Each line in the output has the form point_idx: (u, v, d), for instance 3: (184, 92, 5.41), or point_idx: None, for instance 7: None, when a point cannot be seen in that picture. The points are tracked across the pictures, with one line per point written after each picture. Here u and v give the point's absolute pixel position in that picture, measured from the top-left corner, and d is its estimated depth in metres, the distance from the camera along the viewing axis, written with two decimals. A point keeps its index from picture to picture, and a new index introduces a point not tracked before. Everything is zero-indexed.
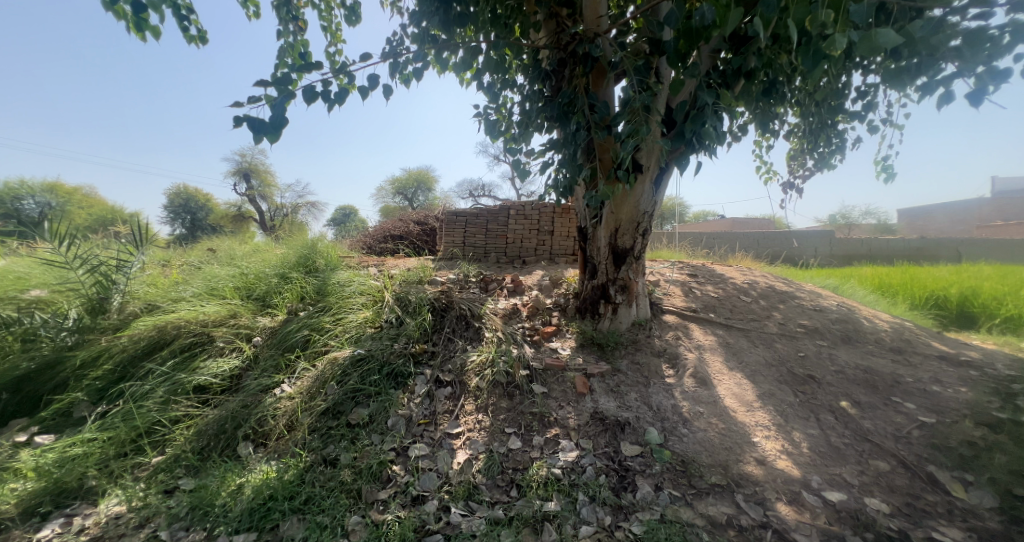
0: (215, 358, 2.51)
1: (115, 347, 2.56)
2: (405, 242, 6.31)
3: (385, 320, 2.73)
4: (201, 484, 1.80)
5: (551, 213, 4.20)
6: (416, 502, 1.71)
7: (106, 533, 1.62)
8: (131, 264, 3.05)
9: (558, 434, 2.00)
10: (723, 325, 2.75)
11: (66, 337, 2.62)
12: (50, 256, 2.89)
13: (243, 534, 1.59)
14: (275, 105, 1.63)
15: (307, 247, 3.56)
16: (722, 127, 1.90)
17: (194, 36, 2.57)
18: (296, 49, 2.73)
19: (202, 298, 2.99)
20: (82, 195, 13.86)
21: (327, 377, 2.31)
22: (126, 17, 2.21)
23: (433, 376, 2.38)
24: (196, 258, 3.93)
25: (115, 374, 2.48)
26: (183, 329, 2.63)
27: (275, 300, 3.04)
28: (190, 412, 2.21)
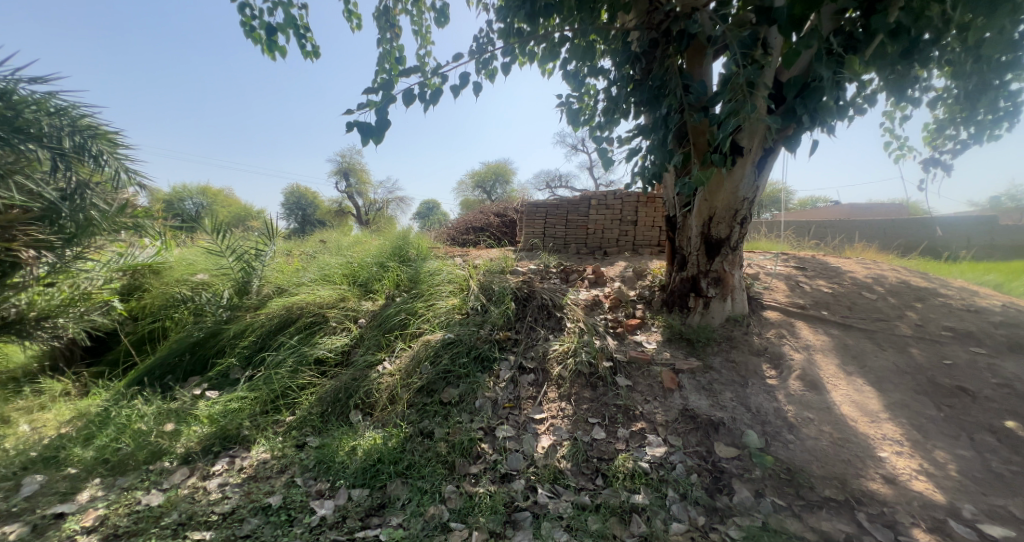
0: (330, 335, 2.89)
1: (256, 322, 3.05)
2: (487, 234, 6.53)
3: (471, 306, 2.88)
4: (325, 442, 2.09)
5: (634, 202, 4.05)
6: (504, 479, 1.81)
7: (258, 473, 1.95)
8: (266, 253, 3.61)
9: (645, 429, 1.96)
10: (839, 325, 2.44)
11: (223, 312, 3.20)
12: (209, 246, 3.53)
13: (359, 488, 1.82)
14: (379, 110, 1.80)
15: (400, 240, 3.86)
16: (846, 99, 1.67)
17: (310, 52, 2.91)
18: (393, 54, 2.95)
19: (318, 283, 3.44)
20: (222, 195, 16.56)
21: (422, 357, 2.52)
22: (262, 42, 2.59)
23: (516, 363, 2.47)
24: (311, 248, 4.50)
25: (257, 344, 2.96)
26: (305, 309, 3.06)
27: (375, 286, 3.39)
28: (313, 381, 2.57)
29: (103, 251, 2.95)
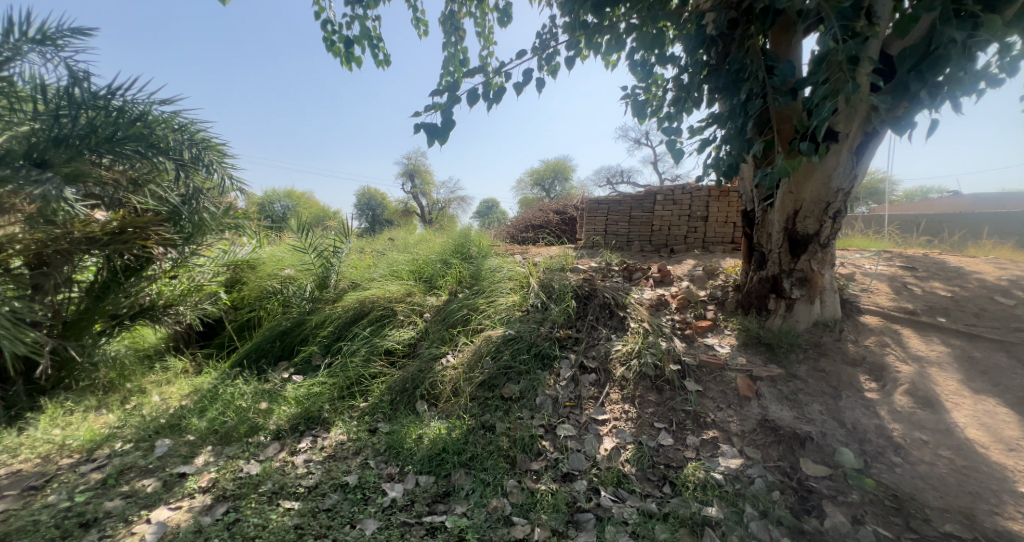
0: (398, 328, 3.05)
1: (333, 314, 3.31)
2: (546, 231, 6.51)
3: (531, 304, 2.88)
4: (394, 429, 2.21)
5: (705, 197, 3.80)
6: (566, 478, 1.79)
7: (336, 453, 2.11)
8: (342, 251, 3.90)
9: (718, 438, 1.83)
10: (960, 334, 2.10)
11: (306, 304, 3.52)
12: (295, 244, 3.88)
13: (425, 475, 1.90)
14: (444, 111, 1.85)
15: (463, 237, 3.97)
16: (978, 70, 1.41)
17: (382, 60, 3.08)
18: (457, 57, 3.03)
19: (387, 279, 3.64)
20: (305, 198, 18.21)
21: (483, 352, 2.57)
22: (341, 54, 2.78)
23: (577, 362, 2.43)
24: (380, 246, 4.79)
25: (334, 335, 3.21)
26: (376, 303, 3.26)
27: (439, 282, 3.52)
28: (383, 371, 2.73)
29: (212, 248, 3.35)
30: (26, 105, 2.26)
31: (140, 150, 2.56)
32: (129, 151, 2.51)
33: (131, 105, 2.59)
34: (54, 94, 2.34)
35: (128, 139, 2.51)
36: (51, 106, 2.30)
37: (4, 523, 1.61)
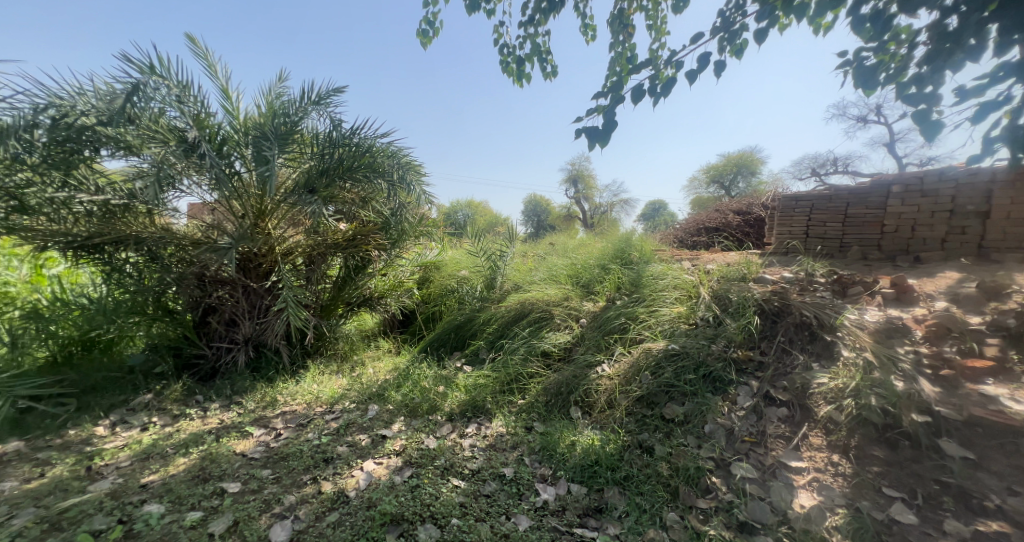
0: (555, 331, 3.12)
1: (498, 313, 3.59)
2: (723, 235, 5.73)
3: (701, 317, 2.55)
4: (548, 431, 2.25)
5: (978, 184, 2.70)
6: (742, 529, 1.49)
7: (497, 443, 2.26)
8: (506, 255, 4.18)
9: (1003, 533, 1.25)
10: None
11: (477, 302, 3.94)
12: (470, 248, 4.39)
13: (577, 484, 1.86)
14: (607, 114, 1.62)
15: (623, 242, 3.82)
16: None
17: (550, 73, 3.19)
18: (624, 55, 2.91)
19: (547, 282, 3.76)
20: (482, 207, 20.64)
21: (642, 366, 2.38)
22: (513, 73, 3.00)
23: (760, 391, 2.02)
24: (542, 250, 5.01)
25: (497, 332, 3.48)
26: (535, 305, 3.41)
27: (597, 288, 3.46)
28: (539, 372, 2.83)
29: (411, 252, 4.04)
30: (308, 149, 3.16)
31: (368, 175, 3.29)
32: (360, 177, 3.25)
33: (364, 140, 3.31)
34: (323, 138, 3.18)
35: (360, 168, 3.25)
36: (320, 149, 3.14)
37: (284, 447, 2.27)
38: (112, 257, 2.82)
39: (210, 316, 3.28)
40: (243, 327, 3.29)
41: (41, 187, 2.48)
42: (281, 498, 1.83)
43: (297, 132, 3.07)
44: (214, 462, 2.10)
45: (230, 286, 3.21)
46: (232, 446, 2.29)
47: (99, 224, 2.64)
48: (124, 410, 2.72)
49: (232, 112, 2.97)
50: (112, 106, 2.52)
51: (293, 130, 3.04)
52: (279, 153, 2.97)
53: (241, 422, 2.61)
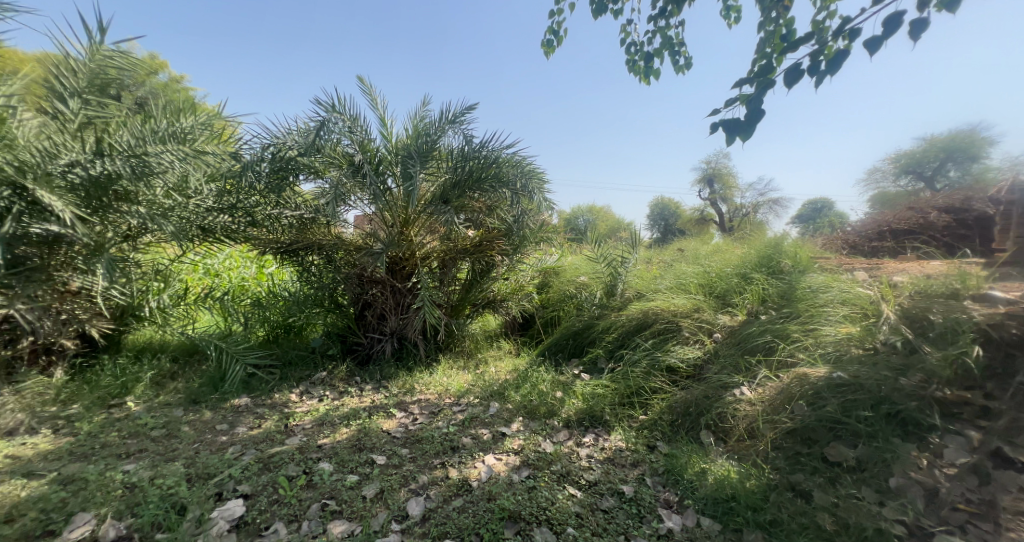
0: (682, 345, 2.86)
1: (618, 322, 3.45)
2: (920, 239, 4.53)
3: (883, 341, 1.99)
4: (674, 453, 2.07)
5: None
6: None
7: (616, 457, 2.17)
8: (629, 261, 4.00)
9: None
10: None
11: (596, 309, 3.85)
12: (589, 253, 4.31)
13: (709, 519, 1.66)
14: (751, 102, 1.35)
15: (770, 249, 3.33)
16: None
17: (683, 65, 2.95)
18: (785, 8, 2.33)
19: (673, 291, 3.48)
20: (605, 212, 20.20)
21: (795, 394, 2.01)
22: (641, 72, 2.86)
23: (981, 446, 1.53)
24: (669, 257, 4.65)
25: (618, 341, 3.34)
26: (658, 315, 3.19)
27: (735, 300, 3.07)
28: (664, 388, 2.64)
29: (533, 258, 4.15)
30: (444, 163, 3.51)
31: (494, 185, 3.53)
32: (488, 187, 3.51)
33: (492, 152, 3.54)
34: (456, 153, 3.50)
35: (487, 178, 3.51)
36: (453, 163, 3.47)
37: (420, 431, 2.54)
38: (303, 260, 3.54)
39: (366, 310, 3.83)
40: (390, 321, 3.80)
41: (261, 204, 3.25)
42: (416, 476, 2.05)
43: (435, 149, 3.44)
44: (367, 436, 2.48)
45: (382, 286, 3.71)
46: (380, 424, 2.66)
47: (296, 233, 3.41)
48: (308, 382, 3.43)
49: (387, 137, 3.48)
50: (307, 140, 3.15)
51: (432, 149, 3.43)
52: (421, 169, 3.36)
53: (386, 404, 3.01)
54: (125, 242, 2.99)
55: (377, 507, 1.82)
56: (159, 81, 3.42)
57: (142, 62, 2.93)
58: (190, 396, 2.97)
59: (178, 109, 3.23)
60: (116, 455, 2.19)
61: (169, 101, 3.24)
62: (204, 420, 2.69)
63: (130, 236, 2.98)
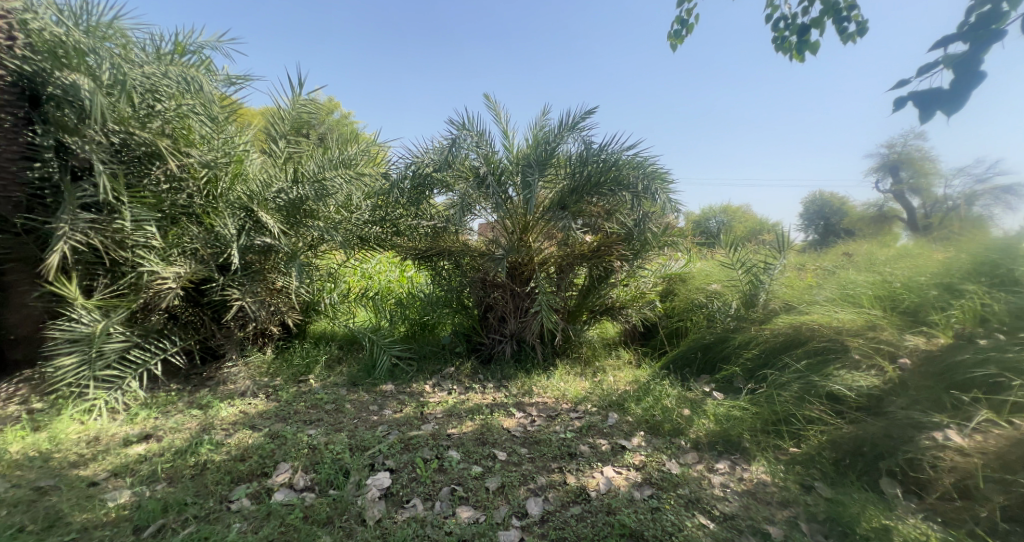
0: (850, 370, 2.35)
1: (760, 337, 3.06)
2: None
3: None
4: (840, 500, 1.73)
5: None
6: None
7: (758, 492, 1.90)
8: (775, 267, 3.44)
9: None
10: None
11: (731, 321, 3.46)
12: (724, 259, 3.74)
13: None
14: (963, 62, 1.03)
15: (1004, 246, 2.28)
16: None
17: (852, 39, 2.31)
18: None
19: (835, 304, 2.87)
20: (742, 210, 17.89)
21: None
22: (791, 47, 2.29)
23: None
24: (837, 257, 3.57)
25: (760, 359, 2.99)
26: (815, 333, 2.70)
27: (934, 318, 2.37)
28: (824, 417, 2.21)
29: (655, 263, 3.90)
30: (562, 170, 3.55)
31: (613, 188, 3.46)
32: (607, 191, 3.46)
33: (611, 155, 3.46)
34: (574, 158, 3.51)
35: (607, 182, 3.45)
36: (572, 168, 3.49)
37: (538, 433, 2.60)
38: (436, 265, 3.92)
39: (489, 313, 4.06)
40: (510, 324, 3.98)
41: (403, 216, 3.74)
42: (535, 476, 2.11)
43: (554, 157, 3.51)
44: (490, 431, 2.63)
45: (502, 290, 3.91)
46: (501, 421, 2.81)
47: (431, 241, 3.76)
48: (439, 376, 3.80)
49: (509, 149, 3.68)
50: (441, 156, 3.50)
51: (551, 157, 3.50)
52: (540, 178, 3.46)
53: (507, 403, 3.16)
54: (309, 250, 3.66)
55: (499, 500, 1.92)
56: (334, 118, 4.21)
57: (321, 104, 3.84)
58: (351, 379, 3.57)
59: (345, 140, 3.95)
60: (303, 421, 2.75)
61: (341, 134, 4.03)
62: (361, 400, 3.20)
63: (313, 245, 3.67)
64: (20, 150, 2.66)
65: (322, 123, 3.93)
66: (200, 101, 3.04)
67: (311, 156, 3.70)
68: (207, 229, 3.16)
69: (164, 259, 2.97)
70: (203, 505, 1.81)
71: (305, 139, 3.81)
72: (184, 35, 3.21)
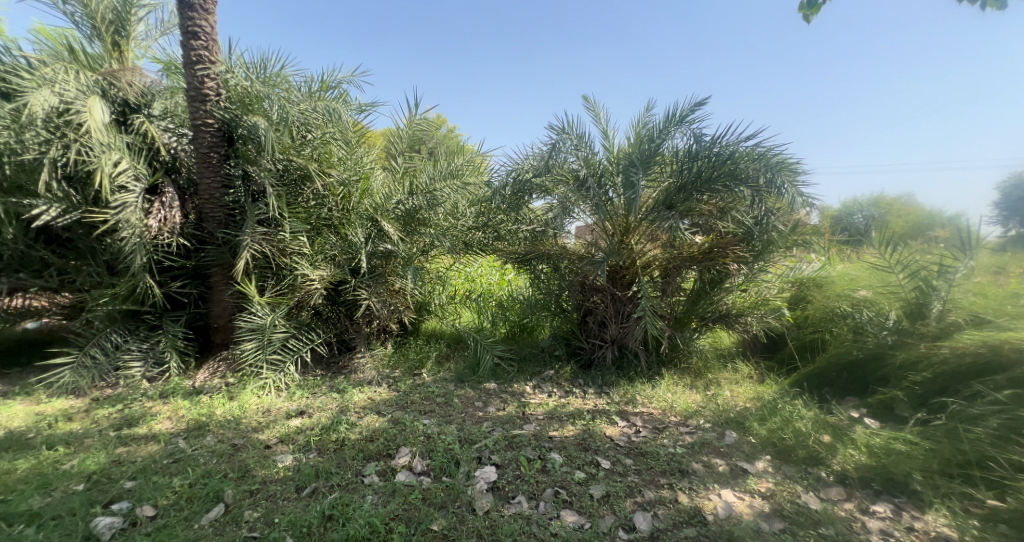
0: None
1: (935, 356, 2.44)
2: None
3: None
4: None
5: None
6: None
7: None
8: (956, 270, 2.61)
9: None
10: None
11: (887, 335, 2.82)
12: (876, 261, 2.99)
13: None
14: None
15: None
16: None
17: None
18: None
19: None
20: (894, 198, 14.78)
21: None
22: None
23: None
24: None
25: (936, 384, 2.38)
26: None
27: None
28: None
29: (781, 265, 3.45)
30: (668, 167, 3.33)
31: (728, 184, 3.17)
32: (720, 187, 3.18)
33: (726, 147, 3.15)
34: (682, 154, 3.26)
35: (720, 177, 3.17)
36: (679, 164, 3.26)
37: (644, 444, 2.48)
38: (535, 269, 3.96)
39: (588, 317, 4.00)
40: (611, 329, 3.87)
41: (504, 221, 3.82)
42: (642, 490, 2.01)
43: (659, 154, 3.30)
44: (593, 437, 2.59)
45: (603, 294, 3.83)
46: (603, 428, 2.75)
47: (531, 244, 3.81)
48: (540, 378, 3.86)
49: (609, 149, 3.58)
50: (542, 162, 3.54)
51: (656, 154, 3.30)
52: (645, 177, 3.31)
53: (609, 410, 3.08)
54: (422, 255, 3.99)
55: (604, 509, 1.88)
56: (442, 132, 4.55)
57: (429, 119, 4.20)
58: (458, 376, 3.83)
59: (452, 152, 4.25)
60: (419, 411, 3.04)
61: (448, 147, 4.34)
62: (468, 396, 3.41)
63: (424, 250, 4.01)
64: (221, 177, 3.39)
65: (432, 138, 4.28)
66: (339, 128, 3.59)
67: (424, 170, 4.08)
68: (342, 238, 3.68)
69: (312, 264, 3.54)
70: (343, 476, 2.11)
71: (418, 153, 4.22)
72: (327, 74, 3.80)
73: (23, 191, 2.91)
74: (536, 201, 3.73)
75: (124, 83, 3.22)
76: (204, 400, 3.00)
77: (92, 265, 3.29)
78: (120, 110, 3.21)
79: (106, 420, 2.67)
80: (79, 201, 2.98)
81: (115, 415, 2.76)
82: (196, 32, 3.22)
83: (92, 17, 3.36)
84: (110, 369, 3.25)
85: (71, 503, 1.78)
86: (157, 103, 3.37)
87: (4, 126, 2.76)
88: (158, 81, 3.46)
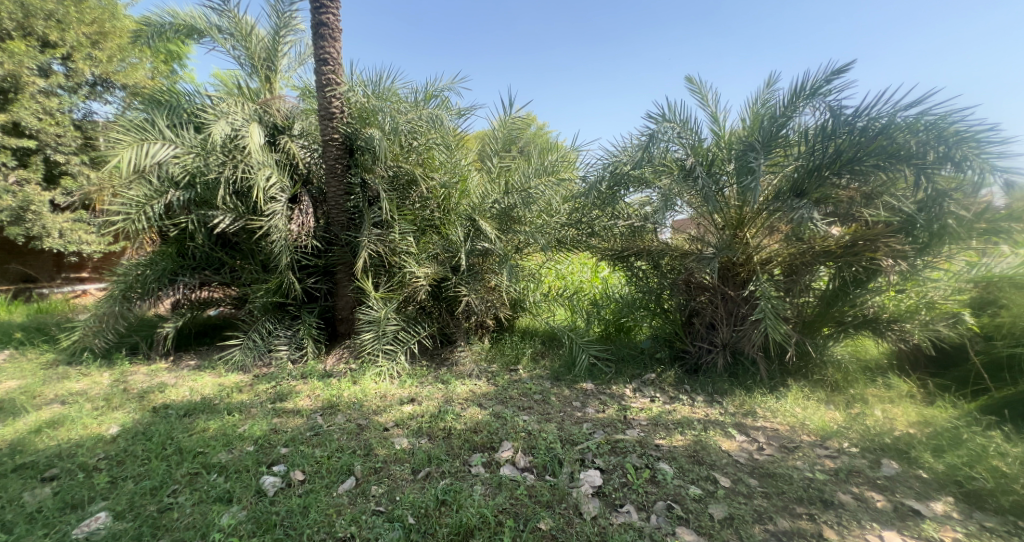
0: None
1: None
2: None
3: None
4: None
5: None
6: None
7: None
8: None
9: None
10: None
11: None
12: None
13: None
14: None
15: None
16: None
17: None
18: None
19: None
20: None
21: None
22: None
23: None
24: None
25: None
26: None
27: None
28: None
29: (955, 261, 2.78)
30: (794, 149, 2.88)
31: (881, 163, 2.63)
32: (867, 167, 2.67)
33: (876, 119, 2.62)
34: (813, 132, 2.80)
35: (869, 155, 2.65)
36: (810, 144, 2.79)
37: (771, 464, 2.18)
38: (632, 265, 3.75)
39: (694, 318, 3.67)
40: (721, 332, 3.50)
41: (599, 217, 3.64)
42: (774, 517, 1.76)
43: (781, 135, 2.89)
44: (706, 450, 2.35)
45: (711, 293, 3.48)
46: (718, 442, 2.48)
47: (628, 241, 3.61)
48: (640, 381, 3.66)
49: (718, 133, 3.21)
50: (640, 153, 3.28)
51: (778, 134, 2.89)
52: (766, 161, 2.91)
53: (723, 422, 2.77)
54: (516, 253, 4.05)
55: (727, 532, 1.69)
56: (533, 130, 4.55)
57: (520, 118, 4.21)
58: (554, 374, 3.80)
59: (545, 149, 4.21)
60: (518, 406, 3.08)
61: (541, 144, 4.32)
62: (565, 395, 3.37)
63: (519, 248, 4.06)
64: (344, 186, 3.79)
65: (523, 137, 4.30)
66: (440, 133, 3.85)
67: (518, 168, 4.12)
68: (444, 237, 3.89)
69: (418, 261, 3.78)
70: (452, 464, 2.21)
71: (511, 154, 4.28)
72: (430, 84, 4.04)
73: (206, 204, 3.60)
74: (629, 196, 3.51)
75: (274, 109, 3.80)
76: (334, 383, 3.41)
77: (252, 263, 3.94)
78: (271, 133, 3.79)
79: (264, 394, 3.19)
80: (244, 211, 3.59)
81: (270, 390, 3.28)
82: (327, 59, 3.64)
83: (251, 58, 4.04)
84: (265, 350, 3.87)
85: (245, 461, 2.15)
86: (297, 125, 3.92)
87: (195, 153, 3.43)
88: (296, 106, 4.03)
